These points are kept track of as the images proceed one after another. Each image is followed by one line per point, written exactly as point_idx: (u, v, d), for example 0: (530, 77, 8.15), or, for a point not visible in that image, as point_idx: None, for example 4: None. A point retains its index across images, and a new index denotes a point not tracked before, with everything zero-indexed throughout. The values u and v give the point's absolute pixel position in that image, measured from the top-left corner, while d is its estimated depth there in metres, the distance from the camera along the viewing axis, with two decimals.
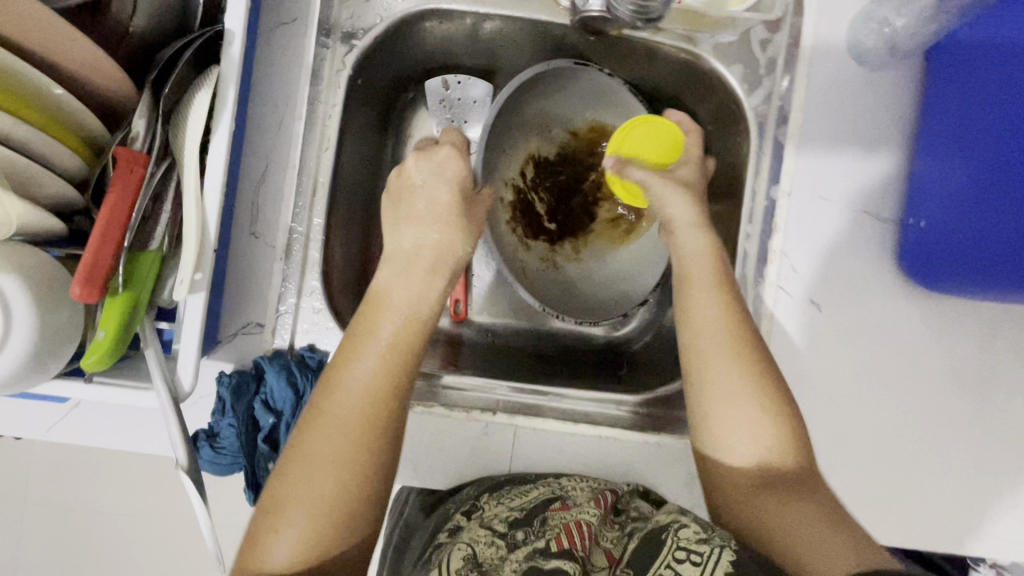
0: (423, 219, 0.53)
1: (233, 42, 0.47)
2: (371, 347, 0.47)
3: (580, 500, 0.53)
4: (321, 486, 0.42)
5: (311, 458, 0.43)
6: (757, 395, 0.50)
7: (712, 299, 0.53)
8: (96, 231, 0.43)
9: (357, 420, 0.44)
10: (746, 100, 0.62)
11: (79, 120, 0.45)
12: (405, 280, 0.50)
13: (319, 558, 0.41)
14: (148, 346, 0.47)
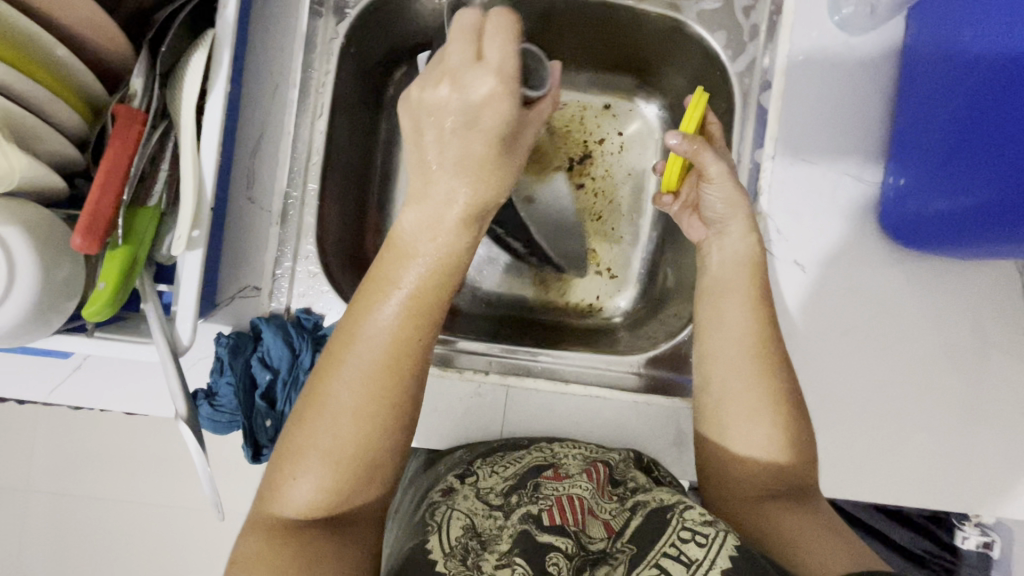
0: (450, 163, 0.42)
1: (227, 4, 0.49)
2: (397, 287, 0.42)
3: (573, 471, 0.54)
4: (341, 434, 0.39)
5: (331, 405, 0.40)
6: (775, 413, 0.49)
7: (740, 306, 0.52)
8: (95, 184, 0.44)
9: (380, 370, 0.40)
10: (731, 66, 0.63)
11: (78, 78, 0.46)
12: (430, 233, 0.42)
13: (339, 505, 0.40)
14: (147, 301, 0.49)
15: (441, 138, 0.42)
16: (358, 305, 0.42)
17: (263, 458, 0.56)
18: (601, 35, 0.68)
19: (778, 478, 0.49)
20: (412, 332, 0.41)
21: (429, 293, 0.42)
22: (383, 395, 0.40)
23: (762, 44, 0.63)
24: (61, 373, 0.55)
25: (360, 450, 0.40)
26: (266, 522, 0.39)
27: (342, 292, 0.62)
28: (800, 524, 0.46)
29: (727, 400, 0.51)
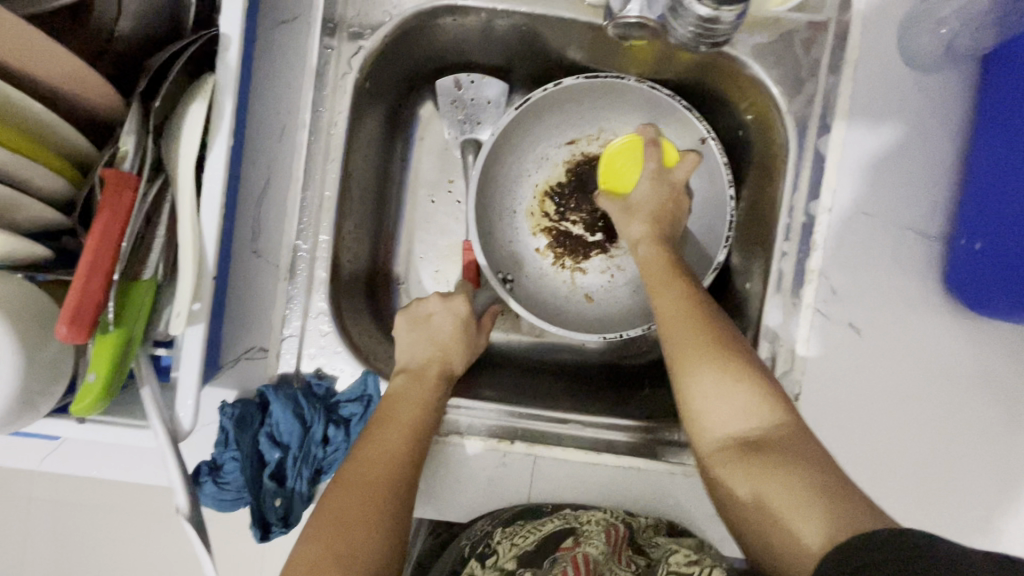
0: (434, 338, 0.59)
1: (229, 47, 0.43)
2: (398, 422, 0.50)
3: (591, 534, 0.50)
4: (349, 540, 0.43)
5: (337, 515, 0.44)
6: (721, 366, 0.47)
7: (661, 294, 0.53)
8: (82, 262, 0.39)
9: (383, 483, 0.46)
10: (786, 106, 0.57)
11: (60, 137, 0.40)
12: (416, 383, 0.54)
13: None
14: (143, 383, 0.44)
15: (419, 323, 0.59)
16: (360, 447, 0.48)
17: (272, 537, 0.51)
18: (656, 60, 0.63)
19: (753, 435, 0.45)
20: (403, 463, 0.48)
21: (423, 433, 0.51)
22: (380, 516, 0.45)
23: (822, 81, 0.57)
24: (49, 444, 0.50)
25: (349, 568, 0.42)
26: None
27: (355, 349, 0.57)
28: (784, 487, 0.41)
29: (679, 366, 0.49)
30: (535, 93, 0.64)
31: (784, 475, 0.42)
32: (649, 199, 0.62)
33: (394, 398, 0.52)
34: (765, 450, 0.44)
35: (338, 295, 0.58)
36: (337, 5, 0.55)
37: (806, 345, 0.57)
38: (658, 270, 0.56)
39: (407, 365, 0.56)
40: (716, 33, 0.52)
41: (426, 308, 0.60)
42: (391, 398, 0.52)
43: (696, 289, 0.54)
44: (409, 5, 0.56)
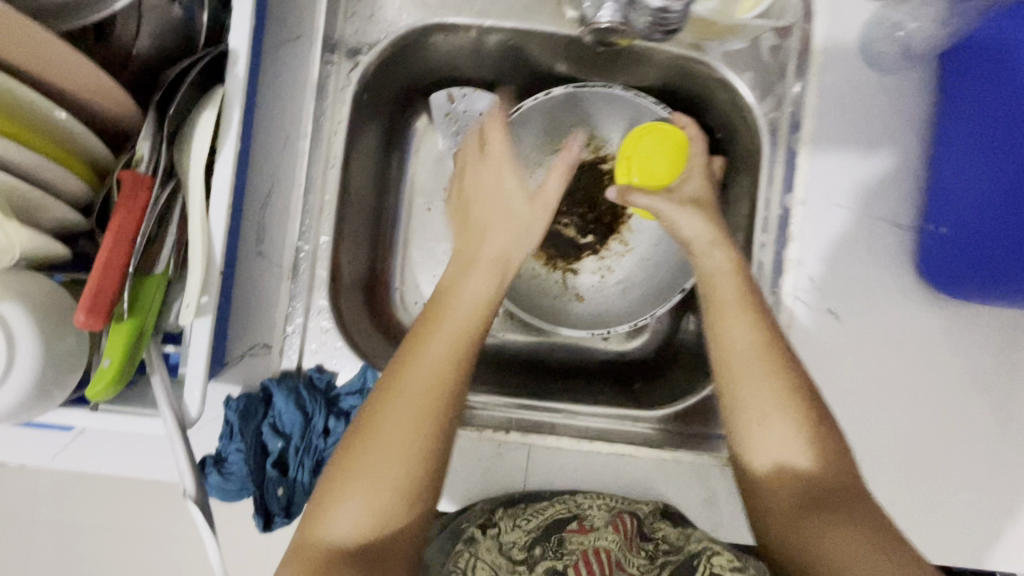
0: (501, 211, 0.58)
1: (237, 61, 0.47)
2: (448, 333, 0.47)
3: (597, 523, 0.53)
4: (390, 465, 0.41)
5: (383, 429, 0.42)
6: (791, 412, 0.47)
7: (742, 323, 0.50)
8: (100, 255, 0.42)
9: (429, 395, 0.44)
10: (757, 107, 0.61)
11: (83, 143, 0.44)
12: (472, 278, 0.52)
13: (378, 537, 0.41)
14: (155, 372, 0.46)
15: (497, 174, 0.61)
16: (382, 395, 0.44)
17: (274, 526, 0.54)
18: (636, 69, 0.67)
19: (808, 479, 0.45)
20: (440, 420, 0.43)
21: (470, 347, 0.47)
22: (406, 476, 0.41)
23: (789, 84, 0.60)
24: (63, 441, 0.52)
25: (377, 541, 0.40)
26: (310, 555, 0.40)
27: (355, 346, 0.59)
28: (850, 543, 0.42)
29: (741, 414, 0.48)
30: (527, 102, 0.68)
31: (839, 525, 0.43)
32: (702, 195, 0.59)
33: (422, 338, 0.47)
34: (822, 501, 0.44)
35: (338, 294, 0.61)
36: (337, 25, 0.60)
37: (788, 332, 0.59)
38: (743, 300, 0.50)
39: (435, 308, 0.50)
40: (670, 20, 0.52)
41: (469, 160, 0.63)
42: (416, 337, 0.47)
43: (766, 316, 0.50)
44: (404, 24, 0.61)
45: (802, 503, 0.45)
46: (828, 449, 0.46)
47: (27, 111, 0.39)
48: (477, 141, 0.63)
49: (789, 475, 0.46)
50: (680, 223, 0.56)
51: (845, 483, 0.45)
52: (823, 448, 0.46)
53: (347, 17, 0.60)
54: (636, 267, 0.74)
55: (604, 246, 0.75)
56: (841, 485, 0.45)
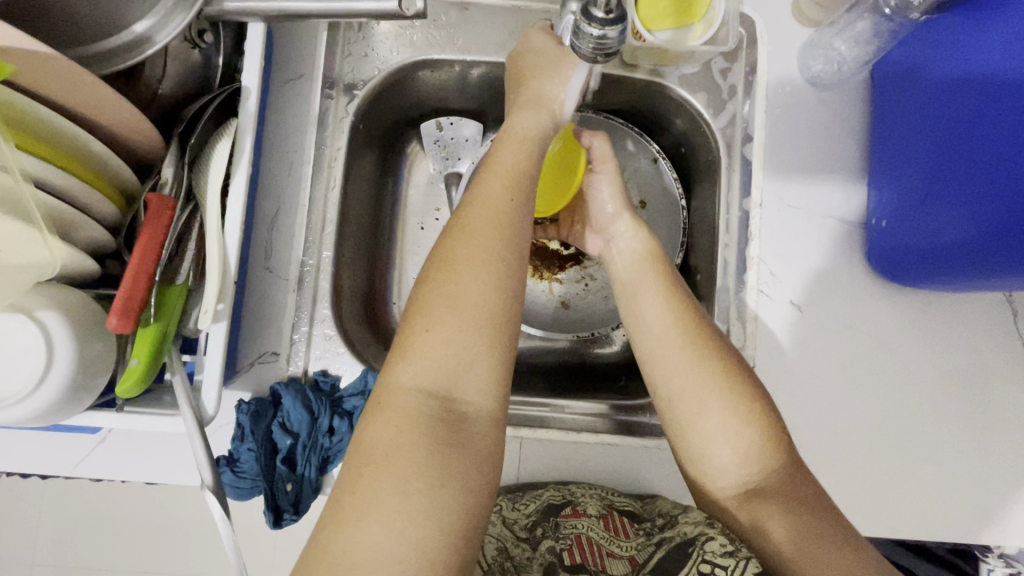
0: (549, 73, 0.59)
1: (250, 96, 0.54)
2: (505, 183, 0.50)
3: (589, 508, 0.57)
4: (462, 310, 0.45)
5: (450, 274, 0.46)
6: (727, 396, 0.48)
7: (666, 318, 0.53)
8: (130, 267, 0.47)
9: (492, 236, 0.47)
10: (712, 123, 0.68)
11: (113, 170, 0.49)
12: (526, 127, 0.55)
13: (446, 382, 0.43)
14: (175, 374, 0.51)
15: (541, 65, 0.60)
16: (439, 273, 0.46)
17: (283, 523, 0.57)
18: (606, 94, 0.74)
19: (754, 466, 0.47)
20: (498, 293, 0.45)
21: (527, 198, 0.51)
22: (478, 343, 0.44)
23: (739, 101, 0.68)
24: (85, 449, 0.57)
25: (457, 392, 0.44)
26: (389, 398, 0.43)
27: (356, 352, 0.64)
28: (800, 531, 0.45)
29: (678, 407, 0.50)
30: None
31: (782, 509, 0.46)
32: (607, 158, 0.64)
33: (470, 218, 0.48)
34: (768, 490, 0.47)
35: (340, 304, 0.66)
36: (335, 65, 0.67)
37: (753, 323, 0.64)
38: (668, 294, 0.54)
39: (483, 183, 0.50)
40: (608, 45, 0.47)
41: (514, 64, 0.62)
42: (466, 218, 0.48)
43: (688, 300, 0.54)
44: (394, 61, 0.68)
45: (747, 493, 0.47)
46: (768, 424, 0.48)
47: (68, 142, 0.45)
48: (522, 47, 0.62)
49: (741, 462, 0.47)
50: (602, 192, 0.64)
51: (786, 469, 0.47)
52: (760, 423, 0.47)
53: (344, 57, 0.68)
54: None
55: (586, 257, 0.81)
56: (781, 472, 0.47)
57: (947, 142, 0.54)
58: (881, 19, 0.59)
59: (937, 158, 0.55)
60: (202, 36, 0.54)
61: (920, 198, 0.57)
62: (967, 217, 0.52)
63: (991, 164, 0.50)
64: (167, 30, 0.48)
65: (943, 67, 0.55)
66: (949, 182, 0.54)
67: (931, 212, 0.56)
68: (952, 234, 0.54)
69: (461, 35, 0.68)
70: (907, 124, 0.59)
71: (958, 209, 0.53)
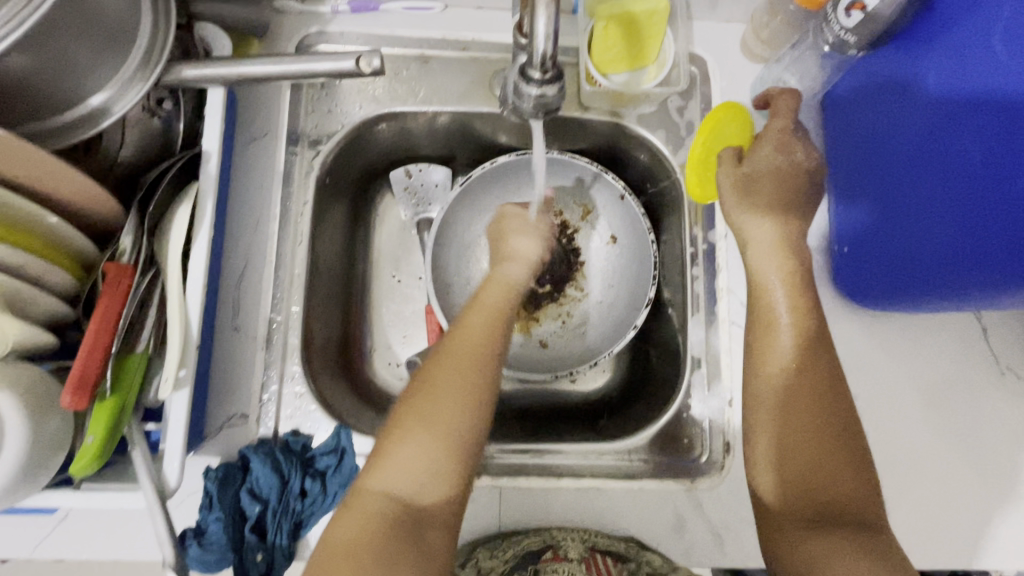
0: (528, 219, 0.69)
1: (210, 160, 0.54)
2: (476, 319, 0.57)
3: (571, 553, 0.57)
4: (430, 423, 0.50)
5: (423, 393, 0.51)
6: (810, 406, 0.53)
7: (792, 353, 0.55)
8: (85, 340, 0.46)
9: (462, 363, 0.53)
10: (673, 159, 0.69)
11: (69, 240, 0.49)
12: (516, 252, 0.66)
13: (409, 485, 0.48)
14: (135, 447, 0.49)
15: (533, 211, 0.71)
16: (418, 389, 0.52)
17: None
18: (568, 135, 0.75)
19: (814, 479, 0.51)
20: (468, 414, 0.51)
21: (505, 331, 0.58)
22: (440, 454, 0.49)
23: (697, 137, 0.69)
24: (44, 530, 0.54)
25: (416, 494, 0.48)
26: (362, 499, 0.47)
27: (328, 408, 0.63)
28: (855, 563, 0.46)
29: (760, 413, 0.54)
30: (477, 171, 0.76)
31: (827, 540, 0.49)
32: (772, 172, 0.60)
33: (446, 350, 0.54)
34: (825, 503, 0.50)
35: (310, 359, 0.65)
36: (299, 120, 0.68)
37: (728, 355, 0.64)
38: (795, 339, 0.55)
39: (466, 317, 0.58)
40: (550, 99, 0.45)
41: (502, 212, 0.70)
42: (449, 347, 0.55)
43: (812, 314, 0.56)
44: (358, 115, 0.69)
45: (795, 489, 0.51)
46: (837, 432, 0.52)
47: (21, 218, 0.45)
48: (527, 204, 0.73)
49: (802, 471, 0.52)
50: (749, 227, 0.60)
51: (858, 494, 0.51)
52: (823, 460, 0.51)
53: (309, 113, 0.69)
54: (595, 310, 0.79)
55: (563, 294, 0.80)
56: (852, 494, 0.51)
57: (898, 156, 0.56)
58: (824, 56, 0.63)
59: (886, 174, 0.57)
60: (161, 103, 0.54)
61: (878, 217, 0.59)
62: (918, 232, 0.54)
63: (943, 180, 0.52)
64: (124, 100, 0.50)
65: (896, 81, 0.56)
66: (902, 197, 0.56)
67: (891, 231, 0.57)
68: (904, 253, 0.56)
69: (422, 87, 0.70)
70: (850, 151, 0.62)
71: (918, 224, 0.54)
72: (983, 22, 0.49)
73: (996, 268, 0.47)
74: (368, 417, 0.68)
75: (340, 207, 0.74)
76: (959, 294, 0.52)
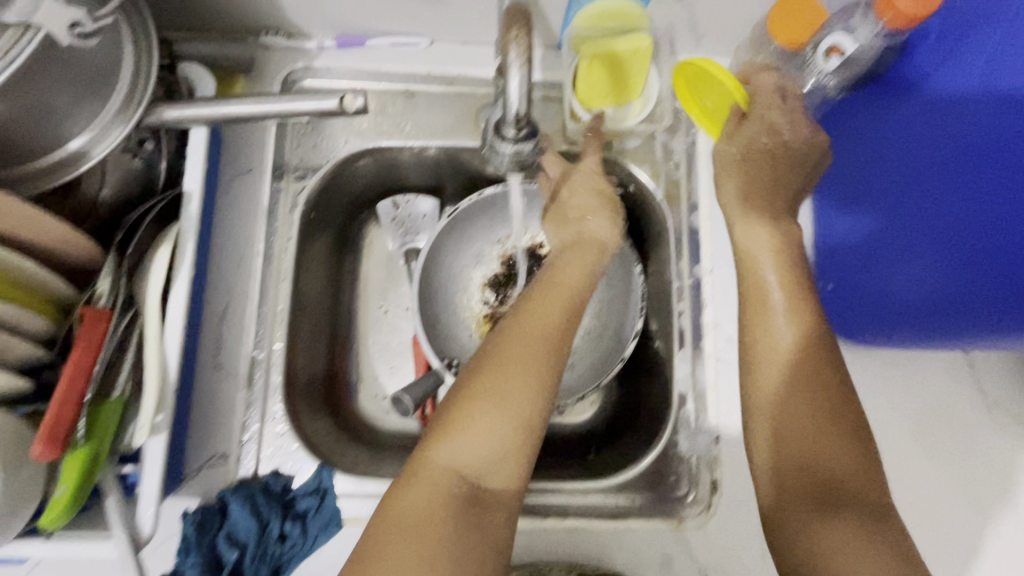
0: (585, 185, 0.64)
1: (191, 201, 0.54)
2: (551, 289, 0.55)
3: None
4: (509, 396, 0.47)
5: (502, 362, 0.49)
6: (807, 376, 0.48)
7: (788, 321, 0.50)
8: (58, 389, 0.45)
9: (537, 335, 0.51)
10: (658, 194, 0.69)
11: (47, 285, 0.49)
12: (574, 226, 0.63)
13: (483, 459, 0.46)
14: (108, 494, 0.49)
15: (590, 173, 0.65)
16: (489, 362, 0.49)
17: None
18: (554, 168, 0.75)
19: (812, 454, 0.46)
20: (544, 393, 0.49)
21: (581, 304, 0.55)
22: (512, 431, 0.47)
23: (682, 172, 0.70)
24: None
25: (485, 471, 0.46)
26: (435, 468, 0.45)
27: (311, 446, 0.62)
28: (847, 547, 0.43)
29: (757, 388, 0.50)
30: (464, 203, 0.75)
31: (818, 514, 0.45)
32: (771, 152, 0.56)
33: (518, 326, 0.52)
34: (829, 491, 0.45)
35: (293, 397, 0.64)
36: (284, 154, 0.68)
37: (713, 392, 0.64)
38: (792, 310, 0.50)
39: (542, 288, 0.56)
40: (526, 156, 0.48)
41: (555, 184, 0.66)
42: (518, 322, 0.52)
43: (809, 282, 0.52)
44: (343, 150, 0.70)
45: (792, 468, 0.47)
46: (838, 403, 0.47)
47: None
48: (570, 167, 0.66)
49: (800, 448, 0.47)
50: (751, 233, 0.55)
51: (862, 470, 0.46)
52: (823, 435, 0.46)
53: (295, 147, 0.69)
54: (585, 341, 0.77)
55: None
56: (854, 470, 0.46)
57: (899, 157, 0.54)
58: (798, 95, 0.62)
59: (880, 198, 0.57)
60: (143, 144, 0.54)
61: (867, 254, 0.59)
62: (917, 243, 0.53)
63: (942, 181, 0.50)
64: (104, 143, 0.49)
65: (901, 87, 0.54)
66: (897, 221, 0.55)
67: (878, 269, 0.57)
68: (902, 265, 0.54)
69: (407, 122, 0.70)
70: (840, 187, 0.61)
71: (900, 265, 0.55)
72: (951, 60, 0.50)
73: (985, 304, 0.47)
74: (351, 454, 0.67)
75: (326, 238, 0.74)
76: (949, 328, 0.52)
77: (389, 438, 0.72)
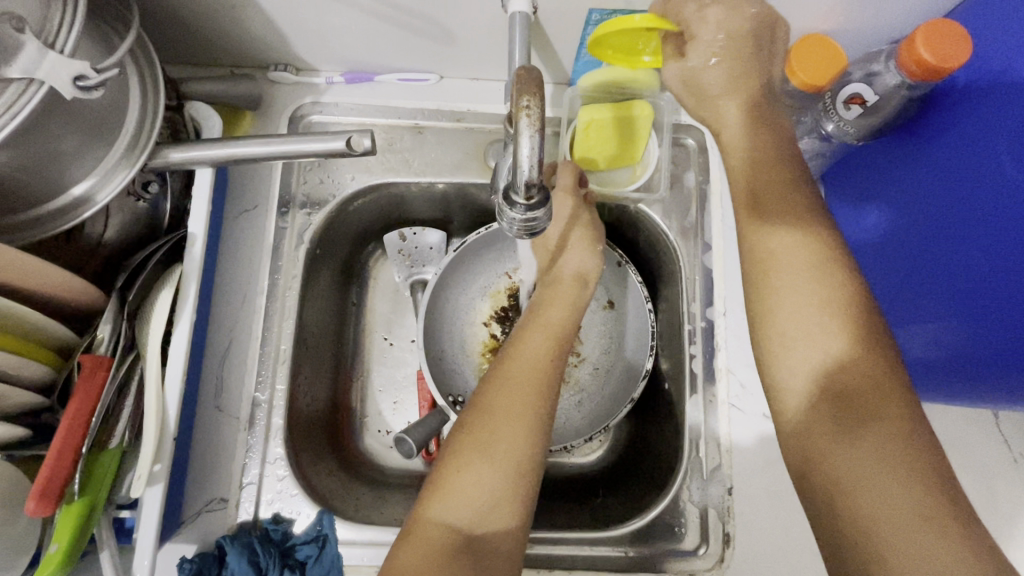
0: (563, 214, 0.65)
1: (194, 243, 0.53)
2: (538, 335, 0.57)
3: None
4: (497, 447, 0.49)
5: (490, 411, 0.51)
6: (821, 314, 0.45)
7: (798, 247, 0.47)
8: (54, 442, 0.44)
9: (525, 382, 0.53)
10: (669, 233, 0.68)
11: (47, 331, 0.48)
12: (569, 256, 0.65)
13: (476, 511, 0.46)
14: (104, 546, 0.48)
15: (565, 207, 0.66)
16: (476, 414, 0.51)
17: None
18: None
19: (827, 371, 0.44)
20: (534, 442, 0.50)
21: (563, 349, 0.57)
22: (503, 481, 0.48)
23: (693, 211, 0.68)
24: None
25: (479, 525, 0.46)
26: (428, 523, 0.46)
27: (311, 490, 0.61)
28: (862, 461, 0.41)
29: (765, 326, 0.47)
30: (471, 236, 0.74)
31: (852, 454, 0.41)
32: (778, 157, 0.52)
33: (504, 374, 0.54)
34: (853, 421, 0.42)
35: (294, 438, 0.63)
36: (290, 187, 0.67)
37: (727, 440, 0.62)
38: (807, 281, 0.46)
39: (527, 331, 0.58)
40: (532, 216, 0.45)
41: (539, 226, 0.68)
42: (507, 369, 0.54)
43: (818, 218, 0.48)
44: (350, 186, 0.69)
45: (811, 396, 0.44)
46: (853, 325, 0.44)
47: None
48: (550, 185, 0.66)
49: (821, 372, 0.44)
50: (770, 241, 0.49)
51: (881, 383, 0.42)
52: (840, 354, 0.43)
53: (301, 181, 0.68)
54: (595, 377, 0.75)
55: None
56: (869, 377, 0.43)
57: (925, 188, 0.52)
58: (821, 140, 0.61)
59: (905, 249, 0.55)
60: (147, 187, 0.54)
61: (904, 308, 0.56)
62: (954, 275, 0.50)
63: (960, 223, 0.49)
64: (108, 187, 0.48)
65: (921, 120, 0.53)
66: (921, 273, 0.54)
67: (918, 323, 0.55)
68: (936, 309, 0.52)
69: (415, 158, 0.69)
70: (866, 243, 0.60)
71: (937, 319, 0.52)
72: (959, 117, 0.49)
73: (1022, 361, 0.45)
74: (353, 495, 0.66)
75: (331, 272, 0.73)
76: (1002, 384, 0.48)
77: (392, 478, 0.71)
